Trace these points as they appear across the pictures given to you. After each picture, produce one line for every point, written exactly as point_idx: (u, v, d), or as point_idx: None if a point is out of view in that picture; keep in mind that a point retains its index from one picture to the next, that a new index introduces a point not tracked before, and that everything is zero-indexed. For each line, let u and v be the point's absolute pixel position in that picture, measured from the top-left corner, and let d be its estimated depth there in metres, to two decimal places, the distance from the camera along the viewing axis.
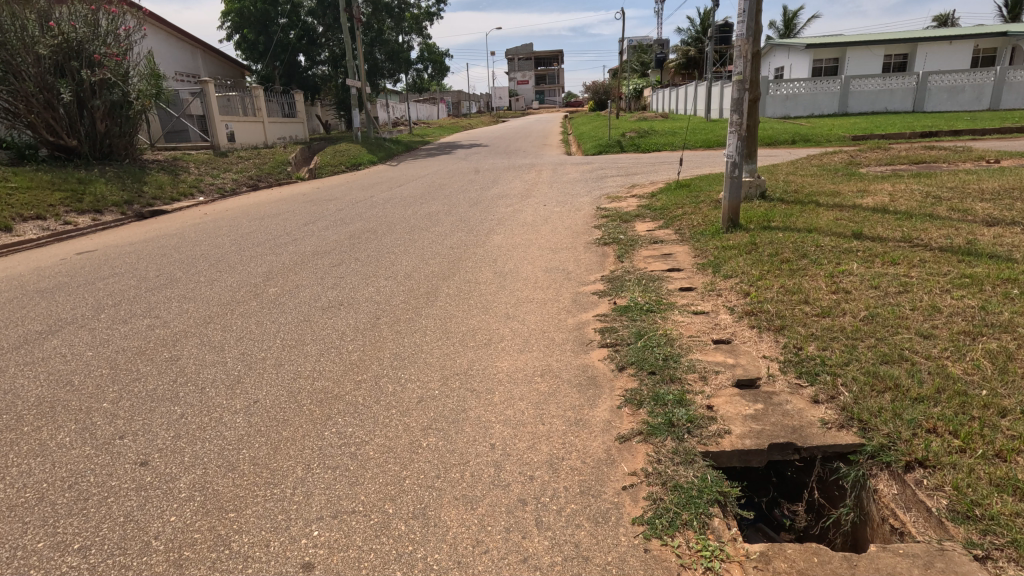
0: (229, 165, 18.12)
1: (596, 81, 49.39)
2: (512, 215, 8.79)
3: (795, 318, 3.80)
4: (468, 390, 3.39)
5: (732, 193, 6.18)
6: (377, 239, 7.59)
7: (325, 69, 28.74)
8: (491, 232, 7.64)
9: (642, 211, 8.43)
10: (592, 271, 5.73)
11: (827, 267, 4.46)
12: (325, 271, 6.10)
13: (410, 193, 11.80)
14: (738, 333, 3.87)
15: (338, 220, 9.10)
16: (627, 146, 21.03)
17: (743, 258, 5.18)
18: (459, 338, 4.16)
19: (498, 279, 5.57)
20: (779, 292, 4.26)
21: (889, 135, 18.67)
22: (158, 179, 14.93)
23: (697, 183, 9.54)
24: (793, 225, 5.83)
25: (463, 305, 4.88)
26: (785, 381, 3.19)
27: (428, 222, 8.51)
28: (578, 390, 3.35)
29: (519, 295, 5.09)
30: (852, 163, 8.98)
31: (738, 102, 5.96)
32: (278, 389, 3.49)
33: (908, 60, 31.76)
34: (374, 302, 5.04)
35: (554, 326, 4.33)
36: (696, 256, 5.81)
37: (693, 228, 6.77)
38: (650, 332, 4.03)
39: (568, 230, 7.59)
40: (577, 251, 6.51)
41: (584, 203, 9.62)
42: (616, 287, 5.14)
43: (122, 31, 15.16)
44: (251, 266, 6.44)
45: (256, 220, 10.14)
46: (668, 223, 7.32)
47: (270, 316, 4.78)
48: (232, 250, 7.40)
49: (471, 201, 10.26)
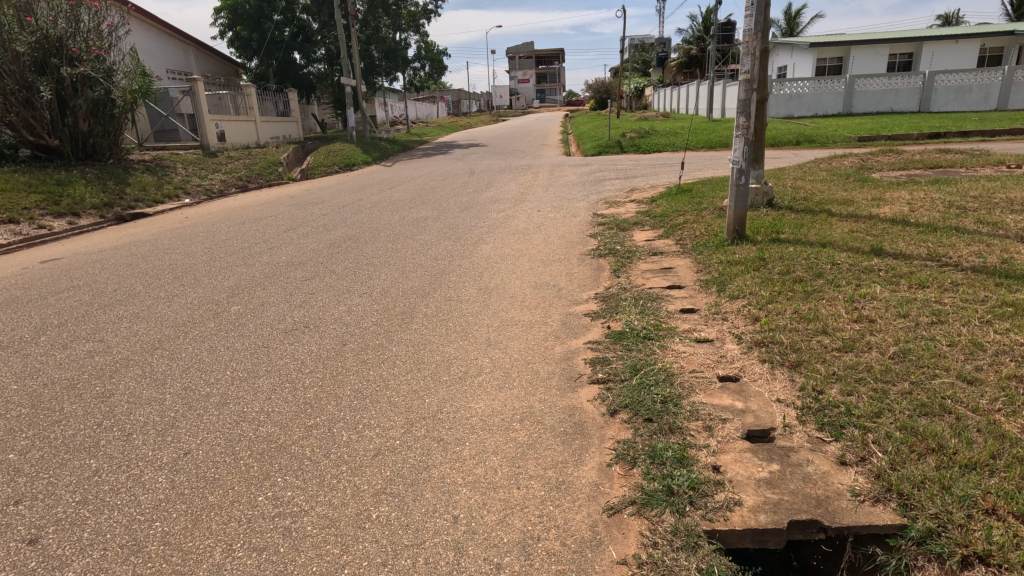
0: (218, 164, 17.65)
1: (597, 80, 48.85)
2: (503, 222, 8.32)
3: (814, 352, 3.33)
4: (434, 440, 2.91)
5: (738, 202, 5.72)
6: (358, 248, 7.12)
7: (321, 67, 28.29)
8: (480, 241, 7.18)
9: (640, 218, 7.96)
10: (584, 287, 5.27)
11: (846, 289, 4.00)
12: (296, 286, 5.63)
13: (400, 197, 11.33)
14: (747, 370, 3.40)
15: (320, 227, 8.63)
16: (627, 146, 20.55)
17: (750, 276, 4.71)
18: (431, 371, 3.68)
19: (482, 296, 5.11)
20: (792, 318, 3.80)
21: (896, 137, 18.18)
22: (142, 180, 14.47)
23: (699, 188, 9.08)
24: (805, 238, 5.37)
25: (440, 327, 4.42)
26: (804, 434, 2.71)
27: (414, 229, 8.04)
28: (562, 442, 2.88)
29: (504, 316, 4.63)
30: (863, 167, 8.50)
31: (745, 104, 5.48)
32: (215, 436, 3.01)
33: (913, 59, 31.22)
34: (343, 323, 4.57)
35: (539, 356, 3.85)
36: (698, 271, 5.34)
37: (695, 239, 6.31)
38: (647, 365, 3.55)
39: (562, 240, 7.12)
40: (570, 264, 6.04)
41: (580, 209, 9.14)
42: (610, 307, 4.67)
43: (105, 27, 14.68)
44: (217, 280, 5.96)
45: (236, 224, 9.66)
46: (668, 232, 6.85)
47: (225, 341, 4.30)
48: (202, 260, 6.93)
49: (462, 206, 9.77)
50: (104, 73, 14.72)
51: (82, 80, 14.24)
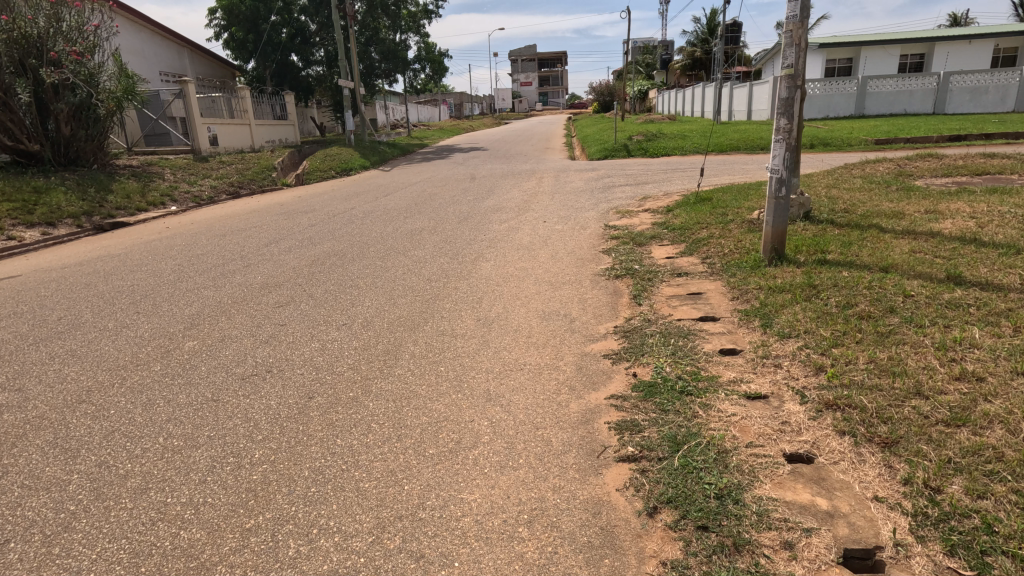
0: (209, 170, 16.94)
1: (601, 83, 48.16)
2: (506, 234, 7.57)
3: (913, 425, 2.54)
4: (412, 560, 2.13)
5: (777, 215, 4.96)
6: (343, 266, 6.36)
7: (320, 69, 27.62)
8: (479, 258, 6.42)
9: (657, 231, 7.19)
10: (601, 319, 4.49)
11: (933, 331, 3.22)
12: (266, 315, 4.86)
13: (395, 206, 10.57)
14: (823, 446, 2.61)
15: (304, 240, 7.86)
16: (634, 150, 19.80)
17: (801, 308, 3.95)
18: (414, 441, 2.90)
19: (482, 330, 4.33)
20: (868, 368, 3.03)
21: (916, 140, 17.39)
22: (126, 186, 13.75)
23: (720, 197, 8.30)
24: (859, 260, 4.59)
25: (430, 374, 3.64)
26: (929, 562, 1.94)
27: (408, 243, 7.28)
28: (586, 565, 2.11)
29: (506, 357, 3.85)
30: (902, 173, 7.72)
31: (786, 102, 4.70)
32: (119, 548, 2.23)
33: (925, 59, 30.36)
34: (313, 368, 3.79)
35: (550, 419, 3.07)
36: (733, 298, 4.59)
37: (725, 258, 5.53)
38: (690, 435, 2.77)
39: (571, 257, 6.35)
40: (583, 287, 5.27)
41: (590, 219, 8.37)
42: (633, 347, 3.89)
43: (89, 28, 14.06)
44: (179, 306, 5.19)
45: (215, 236, 8.88)
46: (692, 249, 6.09)
47: (167, 392, 3.52)
48: (167, 280, 6.18)
49: (462, 216, 9.02)
50: (87, 75, 14.01)
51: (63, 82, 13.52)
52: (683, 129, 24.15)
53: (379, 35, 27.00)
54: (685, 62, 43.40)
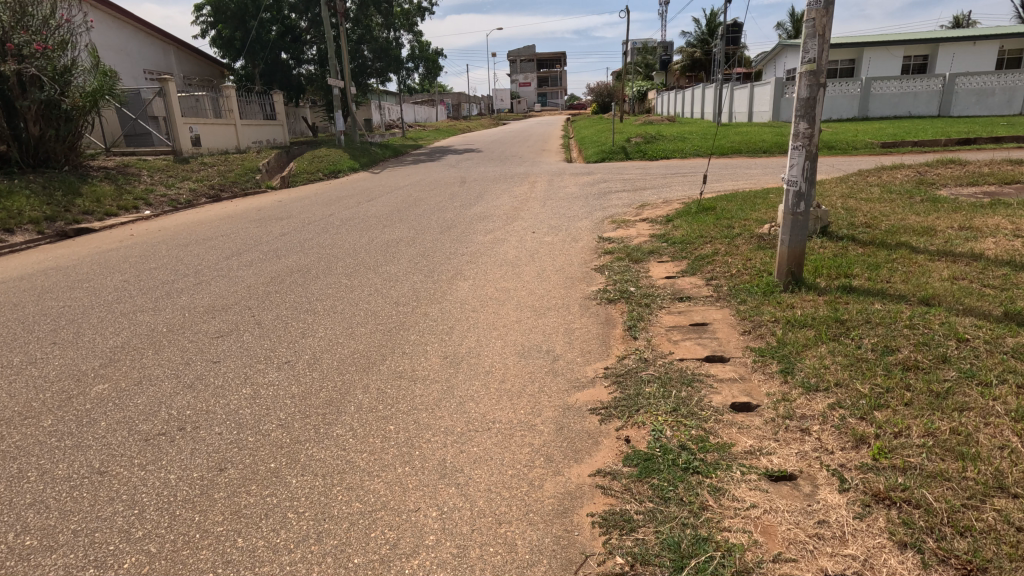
0: (189, 172, 16.24)
1: (599, 83, 47.45)
2: (490, 247, 6.91)
3: (1002, 541, 1.88)
4: None
5: (794, 234, 4.30)
6: (304, 285, 5.69)
7: (311, 68, 26.89)
8: (457, 276, 5.75)
9: (656, 244, 6.52)
10: (589, 357, 3.80)
11: (1004, 395, 2.57)
12: (200, 349, 4.16)
13: (375, 212, 9.89)
14: (878, 565, 1.93)
15: (270, 252, 7.17)
16: (633, 152, 19.15)
17: (830, 350, 3.28)
18: (338, 543, 2.22)
19: (448, 372, 3.65)
20: (925, 445, 2.37)
21: (924, 144, 16.81)
22: (97, 190, 13.05)
23: (725, 206, 7.66)
24: (892, 287, 3.94)
25: (375, 436, 2.95)
26: None
27: (381, 258, 6.60)
28: None
29: (472, 411, 3.17)
30: (923, 181, 7.09)
31: (807, 103, 4.01)
32: None
33: (928, 61, 29.68)
34: (234, 426, 3.09)
35: (518, 509, 2.40)
36: (745, 331, 3.94)
37: (733, 281, 4.88)
38: (699, 542, 2.09)
39: (560, 275, 5.68)
40: (570, 314, 4.60)
41: (583, 230, 7.71)
42: (626, 399, 3.21)
43: (59, 22, 13.42)
44: (104, 335, 4.49)
45: (177, 246, 8.18)
46: (695, 267, 5.44)
47: (47, 458, 2.84)
48: (105, 300, 5.48)
49: (445, 225, 8.34)
50: (55, 71, 13.33)
51: (29, 78, 12.85)
52: (682, 131, 23.51)
53: (371, 34, 26.29)
54: (684, 62, 42.73)
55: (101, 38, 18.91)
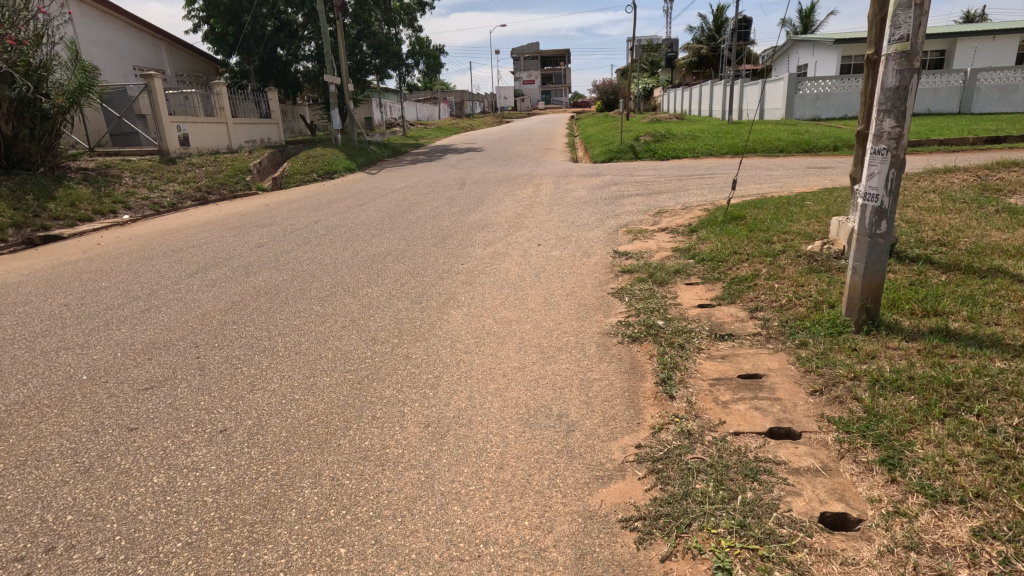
0: (175, 173, 15.40)
1: (604, 80, 46.37)
2: (488, 264, 6.01)
3: None
4: None
5: (872, 261, 3.38)
6: (267, 313, 4.80)
7: (308, 65, 26.00)
8: (449, 302, 4.87)
9: (682, 261, 5.61)
10: (614, 429, 2.91)
11: None
12: (116, 408, 3.27)
13: (363, 220, 9.01)
14: None
15: (239, 269, 6.30)
16: (641, 152, 18.22)
17: (956, 437, 2.39)
18: None
19: (428, 452, 2.76)
20: None
21: (952, 143, 15.85)
22: (73, 194, 12.21)
23: (755, 215, 6.75)
24: (1006, 335, 3.06)
25: (317, 570, 2.07)
26: None
27: (363, 277, 5.72)
28: None
29: (457, 524, 2.29)
30: (987, 188, 6.17)
31: (895, 94, 3.12)
32: None
33: (946, 56, 28.87)
34: (126, 546, 2.21)
35: None
36: (815, 390, 3.04)
37: (788, 314, 3.98)
38: None
39: (571, 301, 4.79)
40: (586, 358, 3.72)
41: (594, 242, 6.82)
42: (669, 504, 2.32)
43: (32, 14, 12.55)
44: (7, 386, 3.60)
45: (140, 259, 7.30)
46: (735, 294, 4.54)
47: None
48: (31, 332, 4.60)
49: (439, 236, 7.45)
50: (28, 67, 12.51)
51: None
52: (692, 129, 22.54)
53: (370, 29, 25.39)
54: (691, 59, 41.71)
55: (87, 33, 18.14)
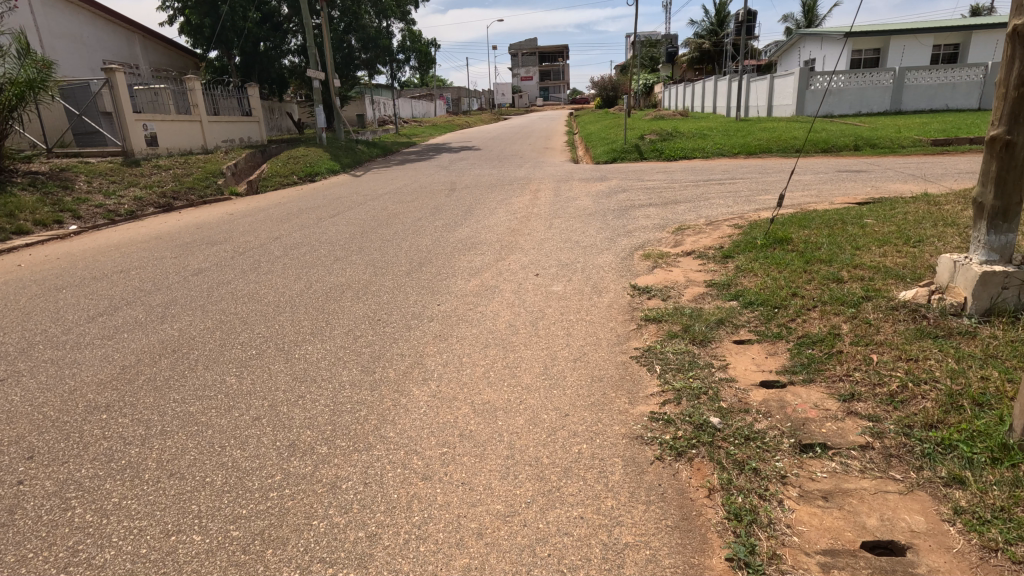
0: (138, 176, 14.00)
1: (602, 76, 44.90)
2: (471, 305, 4.69)
3: None
4: None
5: None
6: (160, 391, 3.44)
7: (294, 60, 24.52)
8: (415, 372, 3.54)
9: (724, 305, 4.26)
10: None
11: None
12: None
13: (331, 236, 7.67)
14: None
15: (158, 310, 4.96)
16: (647, 151, 16.85)
17: None
18: None
19: None
20: None
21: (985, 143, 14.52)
22: (11, 202, 10.80)
23: (804, 236, 5.43)
24: None
25: None
26: None
27: (308, 326, 4.37)
28: None
29: None
30: None
31: None
32: None
33: (959, 50, 27.01)
34: None
35: None
36: None
37: (913, 413, 2.64)
38: None
39: (581, 373, 3.44)
40: (611, 494, 2.38)
41: (604, 270, 5.51)
42: None
43: None
44: None
45: (46, 291, 5.94)
46: (815, 367, 3.19)
47: None
48: None
49: (416, 261, 6.12)
50: None
51: None
52: (701, 127, 21.20)
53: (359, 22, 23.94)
54: (694, 54, 40.35)
55: (48, 24, 16.67)
